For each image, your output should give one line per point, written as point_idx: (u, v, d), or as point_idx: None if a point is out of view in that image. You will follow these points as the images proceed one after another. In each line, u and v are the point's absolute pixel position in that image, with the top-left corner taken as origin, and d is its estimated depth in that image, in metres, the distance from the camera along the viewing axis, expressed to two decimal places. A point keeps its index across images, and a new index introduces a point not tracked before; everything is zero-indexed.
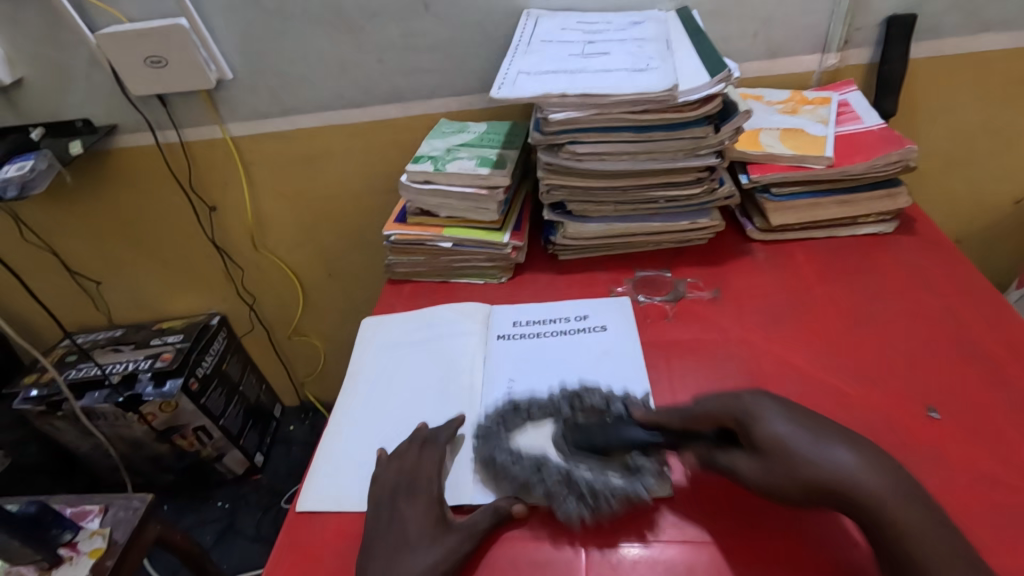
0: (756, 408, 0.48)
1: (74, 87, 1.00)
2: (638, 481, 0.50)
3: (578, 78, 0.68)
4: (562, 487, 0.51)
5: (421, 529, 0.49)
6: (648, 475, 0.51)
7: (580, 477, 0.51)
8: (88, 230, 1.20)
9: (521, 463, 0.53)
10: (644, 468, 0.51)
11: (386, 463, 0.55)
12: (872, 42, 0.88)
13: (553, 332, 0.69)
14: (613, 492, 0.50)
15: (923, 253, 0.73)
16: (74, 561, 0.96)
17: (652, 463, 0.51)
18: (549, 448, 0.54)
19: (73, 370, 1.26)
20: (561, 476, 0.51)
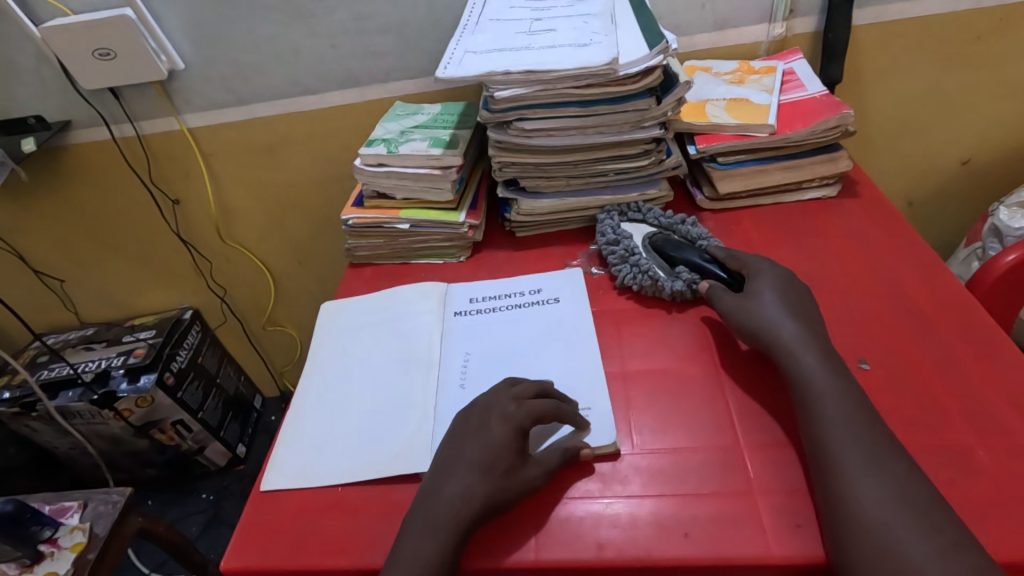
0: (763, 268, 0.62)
1: (23, 83, 0.98)
2: (673, 282, 0.66)
3: (523, 55, 0.69)
4: (621, 260, 0.70)
5: (491, 463, 0.50)
6: (682, 277, 0.66)
7: (640, 258, 0.69)
8: (49, 228, 1.19)
9: (616, 241, 0.72)
10: (684, 275, 0.66)
11: (470, 415, 0.54)
12: (816, 10, 0.89)
13: (508, 305, 0.70)
14: (652, 278, 0.67)
15: (865, 215, 0.75)
16: (55, 556, 0.97)
17: (691, 276, 0.66)
18: (636, 235, 0.73)
19: (45, 370, 1.26)
20: (626, 250, 0.71)
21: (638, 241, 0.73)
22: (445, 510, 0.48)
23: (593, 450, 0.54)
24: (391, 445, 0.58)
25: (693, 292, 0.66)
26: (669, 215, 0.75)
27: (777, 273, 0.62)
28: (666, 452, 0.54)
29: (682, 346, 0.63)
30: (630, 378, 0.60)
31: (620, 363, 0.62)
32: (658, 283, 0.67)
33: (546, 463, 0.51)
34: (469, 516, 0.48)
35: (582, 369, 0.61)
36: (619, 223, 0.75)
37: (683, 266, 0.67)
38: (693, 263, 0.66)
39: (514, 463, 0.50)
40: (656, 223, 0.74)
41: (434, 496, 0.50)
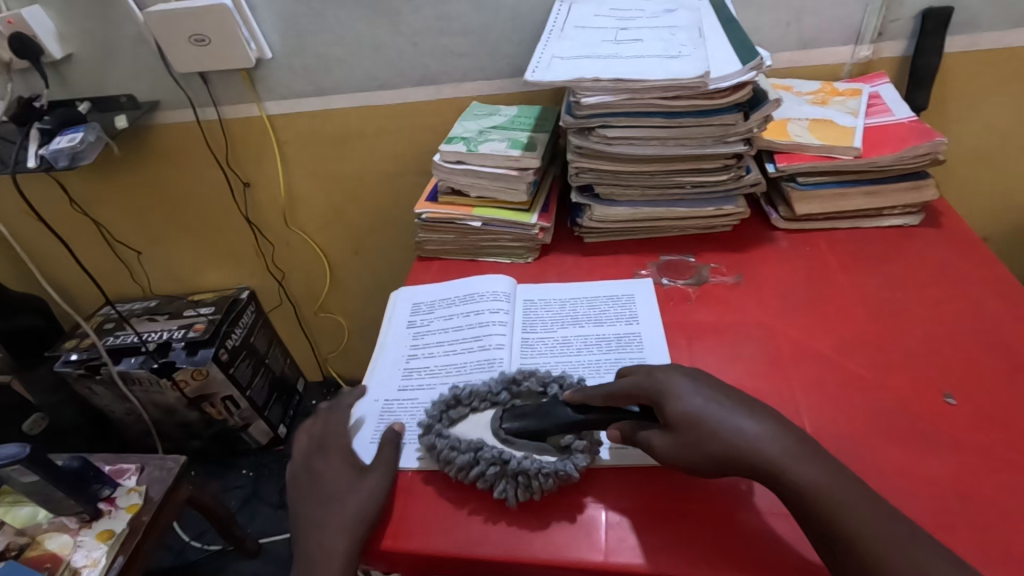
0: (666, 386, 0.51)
1: (120, 63, 1.04)
2: (568, 463, 0.53)
3: (611, 63, 0.69)
4: (497, 477, 0.53)
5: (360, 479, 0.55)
6: (577, 456, 0.53)
7: (516, 461, 0.53)
8: (128, 202, 1.25)
9: (465, 449, 0.55)
10: (575, 453, 0.54)
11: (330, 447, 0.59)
12: (907, 35, 0.88)
13: (472, 320, 0.71)
14: (552, 475, 0.52)
15: (949, 246, 0.73)
16: (112, 515, 1.00)
17: (582, 444, 0.54)
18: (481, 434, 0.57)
19: (112, 337, 1.32)
20: (494, 456, 0.54)
21: (491, 441, 0.56)
22: (334, 534, 0.52)
23: (663, 459, 0.54)
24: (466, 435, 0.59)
25: (591, 458, 0.54)
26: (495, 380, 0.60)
27: (678, 381, 0.52)
28: None
29: (755, 364, 0.62)
30: None
31: None
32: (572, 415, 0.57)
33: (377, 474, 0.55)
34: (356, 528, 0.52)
35: None
36: (446, 429, 0.57)
37: (567, 440, 0.54)
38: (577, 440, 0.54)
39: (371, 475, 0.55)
40: (489, 400, 0.59)
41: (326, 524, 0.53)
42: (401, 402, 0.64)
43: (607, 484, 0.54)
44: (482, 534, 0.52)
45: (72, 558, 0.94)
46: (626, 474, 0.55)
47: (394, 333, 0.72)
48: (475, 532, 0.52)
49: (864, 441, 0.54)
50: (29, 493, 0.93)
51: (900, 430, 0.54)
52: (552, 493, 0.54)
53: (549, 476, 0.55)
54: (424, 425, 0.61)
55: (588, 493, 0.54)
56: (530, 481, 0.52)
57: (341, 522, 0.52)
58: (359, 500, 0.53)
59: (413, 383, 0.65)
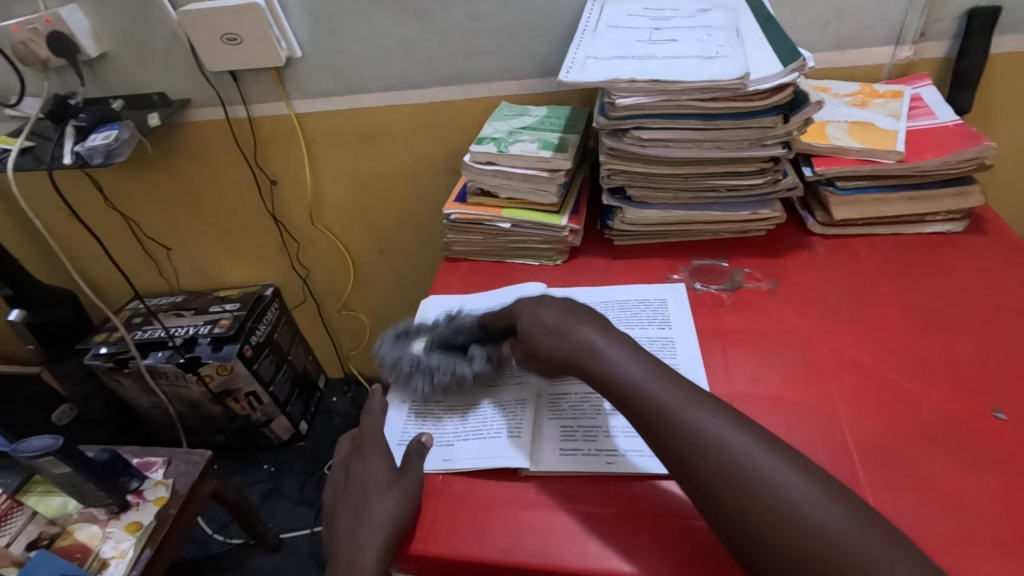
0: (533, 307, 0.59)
1: (153, 61, 1.05)
2: (470, 365, 0.62)
3: (647, 64, 0.68)
4: (412, 374, 0.64)
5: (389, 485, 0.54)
6: (477, 361, 0.62)
7: (428, 362, 0.63)
8: (158, 199, 1.27)
9: (398, 359, 0.65)
10: (476, 355, 0.63)
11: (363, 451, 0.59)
12: (950, 35, 0.85)
13: None
14: (452, 375, 0.62)
15: (996, 254, 0.71)
16: (140, 507, 1.01)
17: (485, 352, 0.63)
18: (415, 346, 0.67)
19: (140, 331, 1.34)
20: (412, 362, 0.64)
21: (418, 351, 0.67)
22: (363, 536, 0.52)
23: None
24: (499, 443, 0.58)
25: (494, 368, 0.63)
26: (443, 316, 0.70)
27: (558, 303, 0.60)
28: None
29: (793, 373, 0.61)
30: (739, 401, 0.59)
31: (724, 384, 0.61)
32: (457, 375, 0.62)
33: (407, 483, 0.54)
34: (384, 531, 0.52)
35: None
36: (398, 344, 0.67)
37: (474, 347, 0.64)
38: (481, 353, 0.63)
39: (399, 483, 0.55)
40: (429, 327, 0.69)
41: (357, 527, 0.53)
42: (429, 405, 0.63)
43: (642, 493, 0.53)
44: (514, 541, 0.52)
45: (101, 548, 0.96)
46: (663, 483, 0.54)
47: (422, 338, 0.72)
48: (507, 538, 0.52)
49: (909, 455, 0.52)
50: (60, 484, 0.95)
51: (948, 445, 0.53)
52: (586, 501, 0.54)
53: (582, 484, 0.55)
54: (452, 427, 0.61)
55: (623, 502, 0.53)
56: (434, 377, 0.62)
57: (375, 522, 0.52)
58: (392, 503, 0.53)
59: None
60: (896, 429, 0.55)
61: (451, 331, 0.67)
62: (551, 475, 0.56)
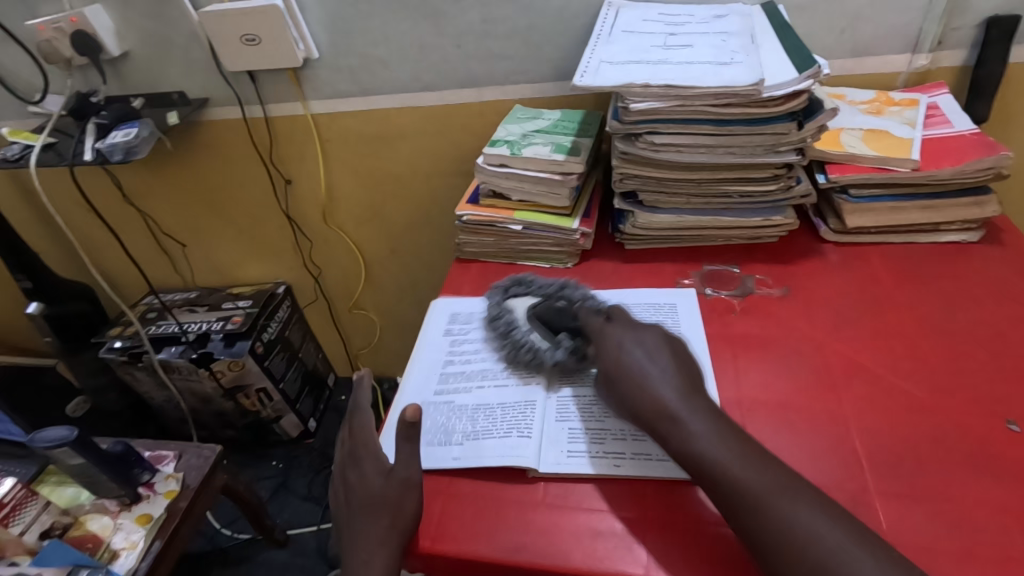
0: (604, 337, 0.59)
1: (174, 61, 1.07)
2: (553, 352, 0.64)
3: (661, 69, 0.68)
4: (504, 335, 0.68)
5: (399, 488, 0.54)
6: (560, 350, 0.64)
7: (518, 334, 0.67)
8: (176, 196, 1.29)
9: (498, 316, 0.70)
10: (563, 344, 0.64)
11: (365, 456, 0.57)
12: (968, 43, 0.84)
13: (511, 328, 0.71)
14: (531, 353, 0.65)
15: (1012, 265, 0.70)
16: (151, 499, 1.03)
17: (573, 343, 0.64)
18: (519, 310, 0.71)
19: (154, 326, 1.35)
20: (506, 325, 0.69)
21: (521, 315, 0.71)
22: (380, 542, 0.52)
23: None
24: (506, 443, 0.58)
25: (575, 362, 0.63)
26: (553, 283, 0.72)
27: (654, 330, 0.58)
28: None
29: (802, 380, 0.61)
30: (747, 407, 0.59)
31: (732, 391, 0.60)
32: (538, 357, 0.64)
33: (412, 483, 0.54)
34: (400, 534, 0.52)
35: None
36: (501, 299, 0.73)
37: (565, 334, 0.66)
38: (564, 346, 0.64)
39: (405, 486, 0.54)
40: (541, 292, 0.72)
41: (372, 532, 0.53)
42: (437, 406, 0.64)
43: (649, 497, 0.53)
44: (520, 541, 0.52)
45: (112, 539, 0.97)
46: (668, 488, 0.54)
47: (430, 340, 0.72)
48: (514, 538, 0.52)
49: (920, 465, 0.52)
50: (74, 475, 0.96)
51: (959, 456, 0.52)
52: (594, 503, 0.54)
53: (587, 488, 0.55)
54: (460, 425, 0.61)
55: (629, 506, 0.53)
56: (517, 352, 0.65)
57: (377, 503, 0.54)
58: (394, 485, 0.54)
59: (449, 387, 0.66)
60: (906, 438, 0.54)
61: (556, 309, 0.68)
62: (556, 477, 0.56)
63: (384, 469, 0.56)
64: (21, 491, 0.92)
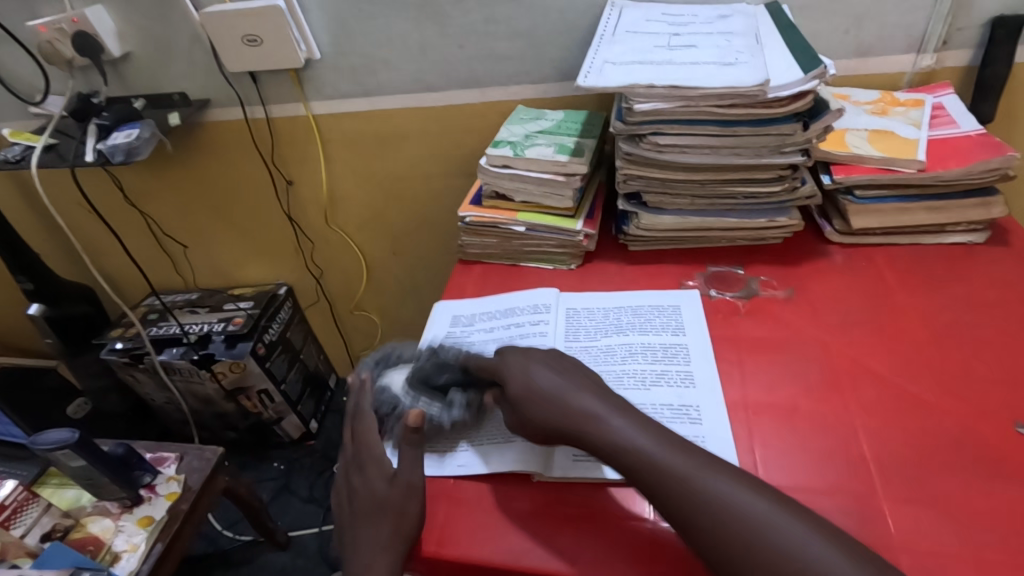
0: (505, 365, 0.57)
1: (175, 62, 1.07)
2: (446, 412, 0.59)
3: (666, 70, 0.68)
4: (389, 415, 0.61)
5: (403, 494, 0.54)
6: (454, 408, 0.59)
7: (402, 407, 0.60)
8: (177, 198, 1.28)
9: (386, 404, 0.61)
10: (456, 400, 0.59)
11: (372, 459, 0.57)
12: (974, 43, 0.84)
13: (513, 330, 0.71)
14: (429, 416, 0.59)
15: (1019, 266, 0.69)
16: (152, 501, 1.02)
17: (466, 399, 0.60)
18: (396, 382, 0.63)
19: (155, 327, 1.35)
20: (389, 403, 0.61)
21: (399, 386, 0.63)
22: (381, 546, 0.52)
23: None
24: (509, 447, 0.58)
25: (472, 414, 0.59)
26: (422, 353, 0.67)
27: (541, 355, 0.58)
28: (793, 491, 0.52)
29: (808, 382, 0.60)
30: (753, 409, 0.58)
31: (739, 393, 0.60)
32: (433, 420, 0.59)
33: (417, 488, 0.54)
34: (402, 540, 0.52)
35: (700, 394, 0.60)
36: (379, 374, 0.65)
37: (455, 390, 0.61)
38: (458, 390, 0.60)
39: (409, 491, 0.54)
40: (412, 359, 0.67)
41: (374, 535, 0.53)
42: None
43: None
44: (525, 546, 0.51)
45: (114, 542, 0.97)
46: None
47: (432, 342, 0.72)
48: (518, 543, 0.52)
49: (929, 469, 0.52)
50: (75, 477, 0.96)
51: (969, 460, 0.52)
52: (602, 505, 0.53)
53: (592, 491, 0.54)
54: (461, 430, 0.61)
55: (637, 510, 0.52)
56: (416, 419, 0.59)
57: (379, 510, 0.54)
58: (397, 492, 0.54)
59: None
60: (914, 442, 0.54)
61: (435, 366, 0.63)
62: (563, 481, 0.55)
63: (388, 475, 0.56)
64: (22, 493, 0.91)
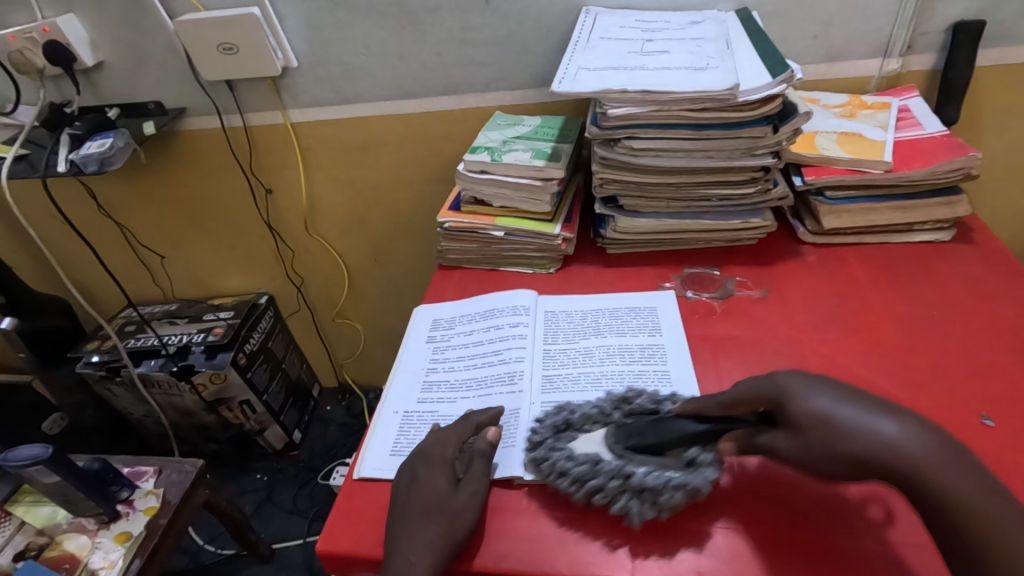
0: (790, 386, 0.48)
1: (150, 71, 1.06)
2: (698, 473, 0.51)
3: (639, 75, 0.69)
4: (616, 488, 0.51)
5: (461, 499, 0.52)
6: (706, 466, 0.51)
7: (622, 465, 0.52)
8: (154, 207, 1.27)
9: (559, 445, 0.55)
10: (701, 457, 0.51)
11: (436, 452, 0.55)
12: (937, 48, 0.87)
13: (493, 335, 0.71)
14: (670, 483, 0.50)
15: (982, 263, 0.72)
16: (130, 517, 1.00)
17: (709, 455, 0.52)
18: (595, 444, 0.55)
19: (133, 339, 1.33)
20: (591, 462, 0.53)
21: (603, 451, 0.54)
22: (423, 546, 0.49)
23: None
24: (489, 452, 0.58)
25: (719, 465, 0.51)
26: (608, 395, 0.59)
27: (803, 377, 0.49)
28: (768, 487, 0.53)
29: None
30: None
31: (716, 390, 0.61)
32: (687, 485, 0.50)
33: (476, 495, 0.52)
34: (450, 546, 0.50)
35: (677, 394, 0.61)
36: (555, 443, 0.55)
37: (693, 447, 0.53)
38: (694, 439, 0.52)
39: (466, 499, 0.52)
40: (595, 406, 0.58)
41: (414, 537, 0.50)
42: (421, 415, 0.64)
43: None
44: (507, 548, 0.51)
45: (90, 559, 0.95)
46: None
47: (413, 349, 0.72)
48: (500, 545, 0.52)
49: None
50: (49, 494, 0.94)
51: None
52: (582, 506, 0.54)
53: None
54: None
55: (613, 509, 0.53)
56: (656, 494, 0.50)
57: (434, 509, 0.51)
58: (461, 500, 0.52)
59: (432, 396, 0.65)
60: None
61: (636, 408, 0.57)
62: (541, 482, 0.55)
63: (452, 478, 0.54)
64: None
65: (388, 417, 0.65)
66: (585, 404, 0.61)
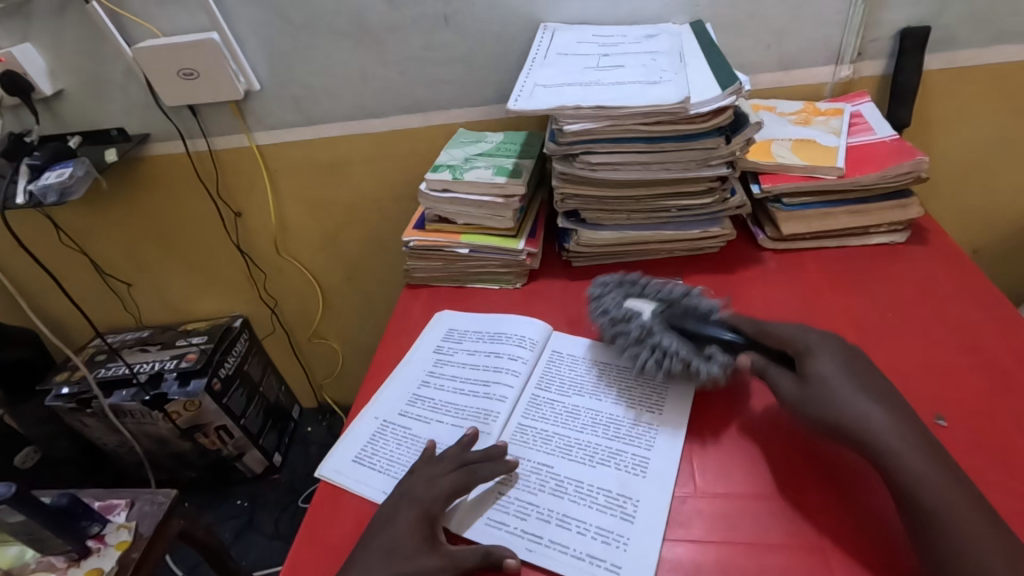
0: (818, 352, 0.57)
1: (111, 98, 1.05)
2: (707, 364, 0.61)
3: (592, 91, 0.70)
4: (639, 342, 0.64)
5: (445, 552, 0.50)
6: (716, 362, 0.61)
7: (659, 341, 0.63)
8: (121, 234, 1.25)
9: (624, 319, 0.66)
10: (716, 356, 0.61)
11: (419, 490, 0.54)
12: (886, 54, 0.89)
13: (491, 361, 0.70)
14: (684, 363, 0.61)
15: (936, 264, 0.73)
16: (101, 553, 0.97)
17: (725, 358, 0.61)
18: (644, 311, 0.66)
19: (103, 368, 1.31)
20: (641, 330, 0.64)
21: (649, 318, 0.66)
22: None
23: (647, 494, 0.55)
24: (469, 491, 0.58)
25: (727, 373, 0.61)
26: (671, 289, 0.69)
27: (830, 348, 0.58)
28: (729, 498, 0.55)
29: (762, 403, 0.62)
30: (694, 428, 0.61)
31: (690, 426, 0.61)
32: (691, 367, 0.61)
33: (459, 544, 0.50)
34: None
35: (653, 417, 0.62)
36: (620, 300, 0.68)
37: (713, 347, 0.62)
38: (718, 342, 0.62)
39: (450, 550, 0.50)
40: (658, 297, 0.68)
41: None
42: (396, 427, 0.65)
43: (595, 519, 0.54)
44: None
45: None
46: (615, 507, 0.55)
47: (416, 357, 0.73)
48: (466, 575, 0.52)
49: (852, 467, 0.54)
50: (16, 534, 0.92)
51: None
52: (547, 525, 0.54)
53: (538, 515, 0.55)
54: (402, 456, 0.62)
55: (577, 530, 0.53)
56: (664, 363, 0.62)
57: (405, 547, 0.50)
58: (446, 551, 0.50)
59: (413, 412, 0.66)
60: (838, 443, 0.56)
61: (686, 316, 0.65)
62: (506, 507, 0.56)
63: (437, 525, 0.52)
64: None
65: (363, 432, 0.66)
66: (555, 436, 0.61)
